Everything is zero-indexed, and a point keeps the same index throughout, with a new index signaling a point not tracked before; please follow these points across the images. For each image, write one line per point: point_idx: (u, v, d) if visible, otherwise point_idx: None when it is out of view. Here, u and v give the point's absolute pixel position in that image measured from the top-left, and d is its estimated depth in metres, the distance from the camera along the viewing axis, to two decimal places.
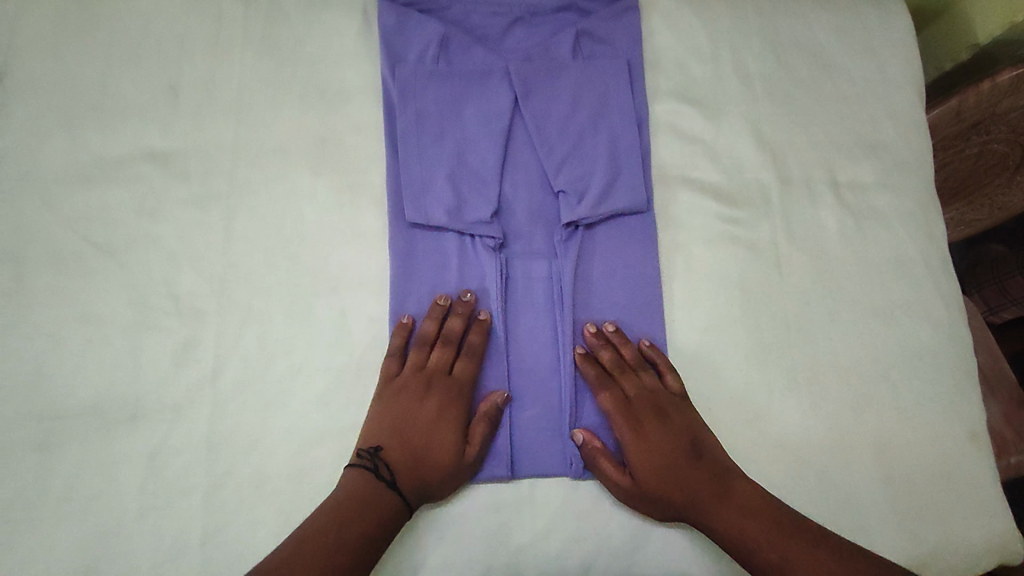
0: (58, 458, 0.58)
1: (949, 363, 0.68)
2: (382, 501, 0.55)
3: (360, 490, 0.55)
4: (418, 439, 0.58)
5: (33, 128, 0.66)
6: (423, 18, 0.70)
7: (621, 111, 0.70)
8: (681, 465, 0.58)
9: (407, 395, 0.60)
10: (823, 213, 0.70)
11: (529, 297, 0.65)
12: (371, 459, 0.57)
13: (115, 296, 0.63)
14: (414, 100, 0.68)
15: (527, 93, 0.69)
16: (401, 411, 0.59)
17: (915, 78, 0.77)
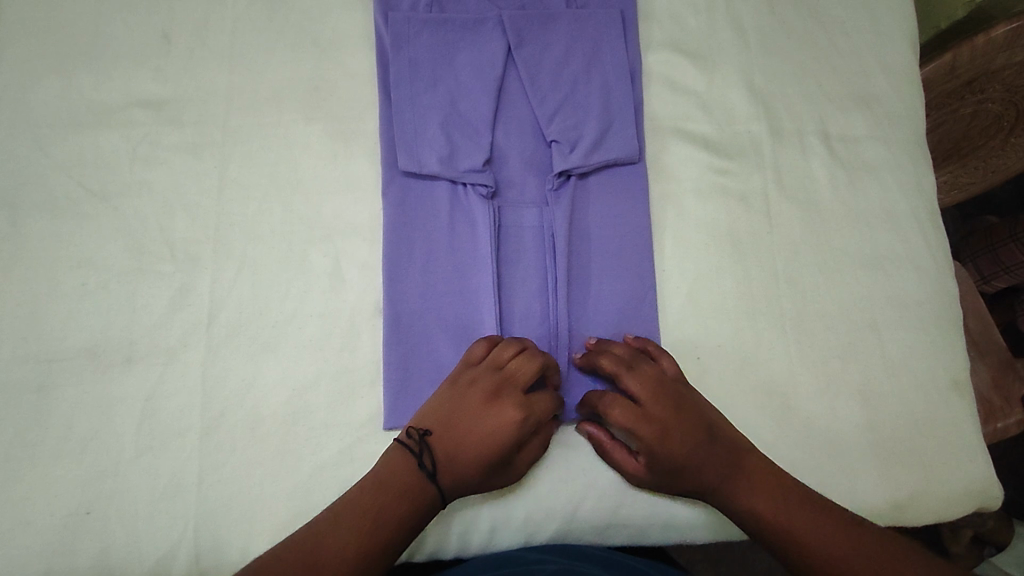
0: (55, 397, 0.59)
1: (935, 313, 0.69)
2: (414, 493, 0.52)
3: (396, 477, 0.53)
4: (470, 442, 0.55)
5: (28, 76, 0.67)
6: None
7: (615, 61, 0.70)
8: (702, 456, 0.56)
9: (473, 396, 0.56)
10: (814, 164, 0.71)
11: (520, 248, 0.66)
12: (418, 442, 0.55)
13: (109, 242, 0.63)
14: (407, 46, 0.68)
15: (520, 41, 0.69)
16: (461, 413, 0.56)
17: (909, 31, 0.77)
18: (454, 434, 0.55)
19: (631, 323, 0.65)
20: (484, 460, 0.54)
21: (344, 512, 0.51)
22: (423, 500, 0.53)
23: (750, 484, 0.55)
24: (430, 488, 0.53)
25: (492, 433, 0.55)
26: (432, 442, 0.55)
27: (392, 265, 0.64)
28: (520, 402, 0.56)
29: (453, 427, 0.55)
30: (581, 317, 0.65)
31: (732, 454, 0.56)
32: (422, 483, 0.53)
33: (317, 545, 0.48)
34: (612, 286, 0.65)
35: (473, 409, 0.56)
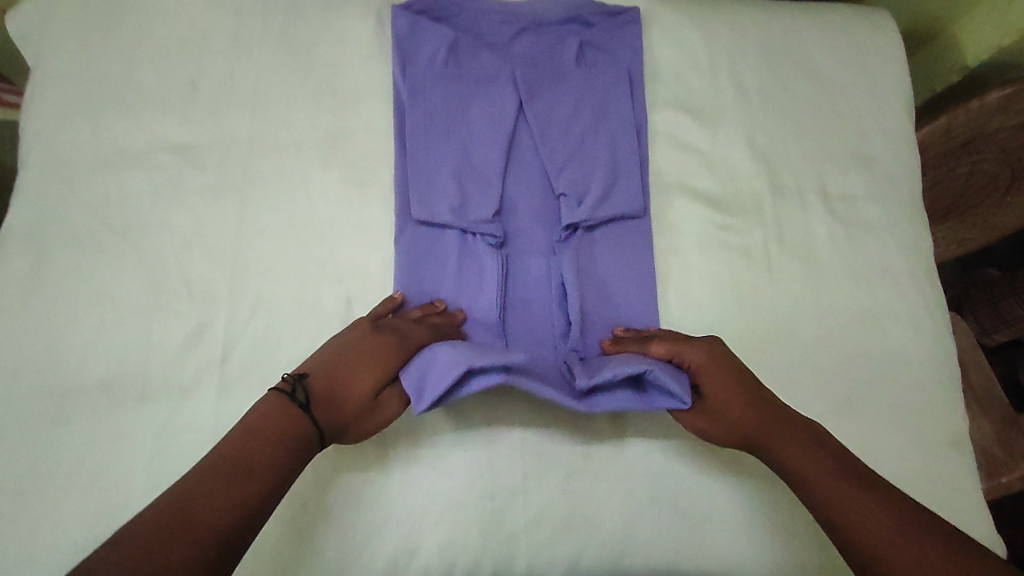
0: (68, 430, 0.60)
1: (933, 369, 0.70)
2: (293, 420, 0.50)
3: (272, 413, 0.50)
4: (344, 365, 0.55)
5: (62, 120, 0.71)
6: (434, 25, 0.73)
7: (622, 119, 0.72)
8: (739, 402, 0.56)
9: (352, 334, 0.58)
10: (814, 221, 0.73)
11: (529, 293, 0.68)
12: (291, 383, 0.52)
13: (130, 279, 0.65)
14: (423, 100, 0.71)
15: (531, 99, 0.72)
16: (339, 347, 0.56)
17: (905, 95, 0.80)
18: (329, 363, 0.55)
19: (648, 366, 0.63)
20: (364, 382, 0.55)
21: (239, 440, 0.48)
22: (304, 436, 0.50)
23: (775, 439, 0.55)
24: (307, 422, 0.51)
25: (375, 355, 0.56)
26: (307, 382, 0.53)
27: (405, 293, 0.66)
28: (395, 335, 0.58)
29: (334, 360, 0.55)
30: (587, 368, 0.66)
31: (759, 410, 0.56)
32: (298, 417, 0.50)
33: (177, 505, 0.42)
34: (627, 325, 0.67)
35: (349, 342, 0.57)
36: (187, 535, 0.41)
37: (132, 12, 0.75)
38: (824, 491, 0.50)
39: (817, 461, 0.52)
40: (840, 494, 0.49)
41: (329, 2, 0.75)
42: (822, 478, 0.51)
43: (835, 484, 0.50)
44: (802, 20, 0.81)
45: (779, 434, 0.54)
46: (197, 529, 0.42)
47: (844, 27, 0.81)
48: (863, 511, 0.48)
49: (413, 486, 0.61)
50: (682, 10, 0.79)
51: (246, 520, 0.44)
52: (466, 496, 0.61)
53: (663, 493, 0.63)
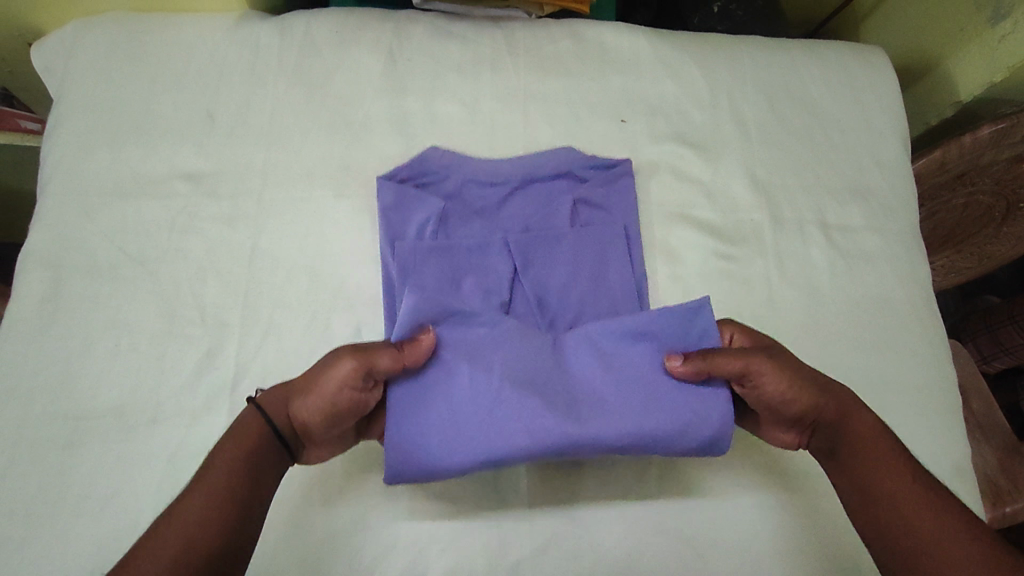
0: (80, 454, 0.61)
1: (935, 398, 0.71)
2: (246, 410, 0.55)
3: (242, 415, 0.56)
4: None
5: (83, 150, 0.73)
6: (423, 196, 0.71)
7: (620, 285, 0.69)
8: (828, 384, 0.58)
9: None
10: (814, 252, 0.75)
11: (548, 389, 0.57)
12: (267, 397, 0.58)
13: (144, 305, 0.67)
14: (413, 276, 0.66)
15: (527, 264, 0.69)
16: None
17: (900, 130, 0.82)
18: None
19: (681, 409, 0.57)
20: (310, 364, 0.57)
21: (225, 447, 0.51)
22: (251, 412, 0.54)
23: (854, 439, 0.55)
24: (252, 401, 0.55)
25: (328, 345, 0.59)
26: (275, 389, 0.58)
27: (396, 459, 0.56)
28: None
29: None
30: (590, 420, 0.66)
31: (836, 409, 0.57)
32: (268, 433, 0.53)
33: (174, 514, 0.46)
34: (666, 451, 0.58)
35: None
36: (167, 551, 0.44)
37: (153, 46, 0.77)
38: (892, 497, 0.51)
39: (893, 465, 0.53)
40: (907, 503, 0.50)
41: (343, 38, 0.78)
42: (898, 485, 0.51)
43: (906, 493, 0.51)
44: (799, 57, 0.83)
45: (858, 434, 0.55)
46: (181, 541, 0.45)
47: (841, 63, 0.84)
48: (923, 520, 0.49)
49: (420, 513, 0.61)
50: (683, 48, 0.82)
51: (230, 528, 0.47)
52: (473, 523, 0.61)
53: (669, 521, 0.63)
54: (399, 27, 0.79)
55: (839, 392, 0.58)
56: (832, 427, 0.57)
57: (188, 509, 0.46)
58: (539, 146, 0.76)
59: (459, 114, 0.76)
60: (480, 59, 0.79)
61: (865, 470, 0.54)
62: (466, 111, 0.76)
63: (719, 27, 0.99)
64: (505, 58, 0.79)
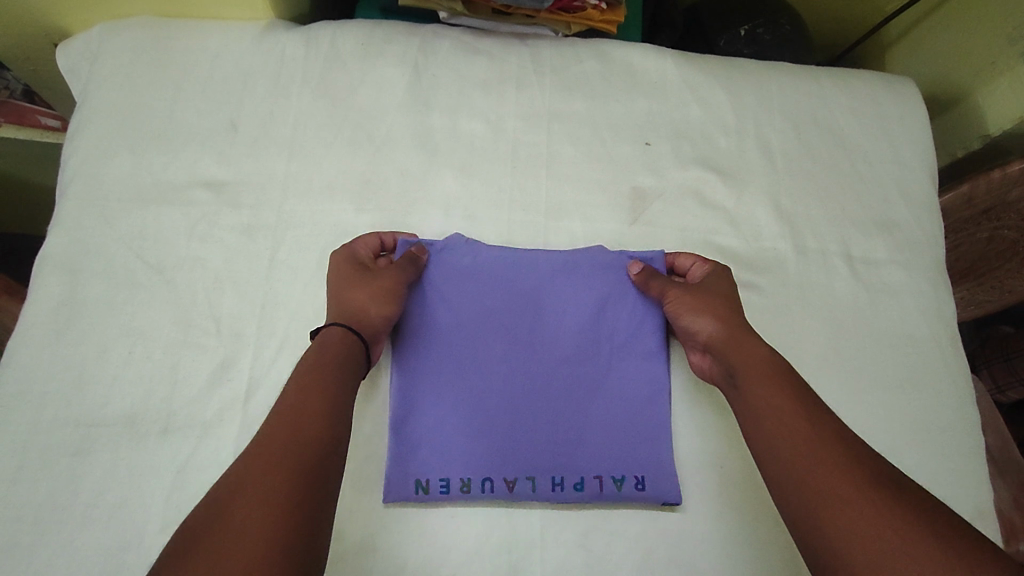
0: (90, 462, 0.61)
1: (956, 439, 0.70)
2: (332, 338, 0.60)
3: (322, 346, 0.59)
4: (342, 294, 0.64)
5: (106, 154, 0.73)
6: (441, 262, 0.69)
7: (638, 381, 0.67)
8: (744, 328, 0.63)
9: (342, 266, 0.66)
10: (837, 284, 0.73)
11: (521, 425, 0.64)
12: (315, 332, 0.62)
13: (160, 312, 0.66)
14: (421, 340, 0.66)
15: (537, 346, 0.67)
16: (336, 280, 0.65)
17: (927, 162, 0.81)
18: (335, 298, 0.64)
19: (642, 407, 0.66)
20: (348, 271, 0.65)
21: (331, 365, 0.57)
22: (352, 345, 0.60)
23: (744, 368, 0.59)
24: (333, 328, 0.61)
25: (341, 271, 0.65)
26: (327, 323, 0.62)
27: (398, 469, 0.62)
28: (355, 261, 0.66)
29: (339, 293, 0.64)
30: (596, 455, 0.64)
31: (735, 334, 0.62)
32: (323, 418, 0.53)
33: (285, 416, 0.53)
34: (640, 494, 0.63)
35: (341, 275, 0.65)
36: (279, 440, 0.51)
37: (180, 52, 0.77)
38: (791, 442, 0.53)
39: (810, 438, 0.52)
40: (808, 460, 0.51)
41: (368, 51, 0.78)
42: (784, 444, 0.53)
43: (807, 448, 0.52)
44: (828, 85, 0.83)
45: (758, 365, 0.59)
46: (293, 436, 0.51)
47: (870, 93, 0.83)
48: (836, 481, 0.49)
49: (428, 537, 0.60)
50: (710, 72, 0.81)
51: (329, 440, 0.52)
52: (484, 549, 0.60)
53: (681, 556, 0.61)
54: (425, 42, 0.79)
55: (741, 326, 0.63)
56: (726, 357, 0.61)
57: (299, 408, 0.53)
58: (561, 167, 0.75)
59: (482, 131, 0.76)
60: (506, 77, 0.78)
61: (762, 409, 0.56)
62: (490, 129, 0.76)
63: (745, 51, 0.98)
64: (531, 77, 0.79)
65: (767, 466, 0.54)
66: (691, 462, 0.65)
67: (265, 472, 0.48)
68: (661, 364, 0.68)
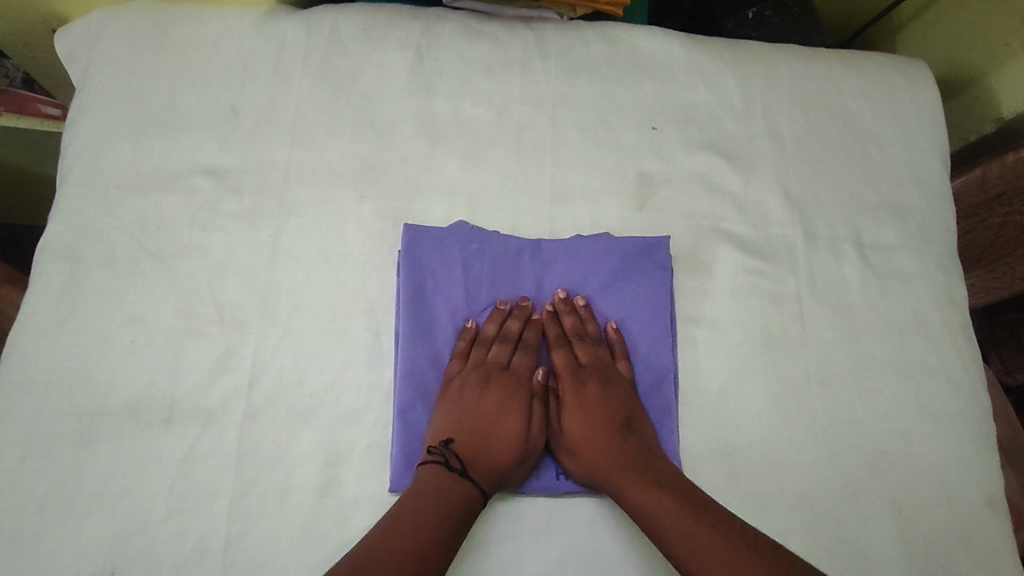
0: (93, 451, 0.60)
1: (967, 426, 0.69)
2: (460, 487, 0.58)
3: (435, 483, 0.58)
4: (479, 430, 0.62)
5: (106, 141, 0.72)
6: (445, 249, 0.68)
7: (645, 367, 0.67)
8: (607, 372, 0.66)
9: (468, 391, 0.64)
10: (847, 270, 0.72)
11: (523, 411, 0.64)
12: (442, 453, 0.60)
13: (162, 301, 0.66)
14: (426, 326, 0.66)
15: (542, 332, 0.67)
16: (466, 405, 0.63)
17: (939, 146, 0.80)
18: (466, 430, 0.62)
19: (646, 399, 0.66)
20: (506, 429, 0.63)
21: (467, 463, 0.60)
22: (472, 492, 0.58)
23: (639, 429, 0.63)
24: (467, 485, 0.58)
25: (501, 407, 0.64)
26: (453, 448, 0.61)
27: (401, 453, 0.61)
28: (506, 377, 0.66)
29: (473, 430, 0.62)
30: None
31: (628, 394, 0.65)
32: (460, 484, 0.58)
33: (430, 490, 0.57)
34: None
35: (470, 397, 0.64)
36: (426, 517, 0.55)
37: (179, 38, 0.76)
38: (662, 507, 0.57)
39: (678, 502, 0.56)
40: (692, 526, 0.55)
41: (370, 35, 0.77)
42: (669, 514, 0.56)
43: (684, 513, 0.56)
44: (838, 68, 0.81)
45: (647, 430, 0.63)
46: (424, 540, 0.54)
47: (881, 75, 0.82)
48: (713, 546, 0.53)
49: None
50: (719, 55, 0.80)
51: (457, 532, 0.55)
52: (489, 538, 0.60)
53: None
54: (428, 25, 0.78)
55: (609, 376, 0.66)
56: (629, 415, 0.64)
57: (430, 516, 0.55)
58: (567, 152, 0.74)
59: (486, 117, 0.75)
60: (510, 61, 0.77)
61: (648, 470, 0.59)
62: (494, 114, 0.75)
63: (753, 34, 0.97)
64: (535, 61, 0.77)
65: (651, 526, 0.57)
66: (698, 451, 0.65)
67: (412, 533, 0.54)
68: (668, 348, 0.67)
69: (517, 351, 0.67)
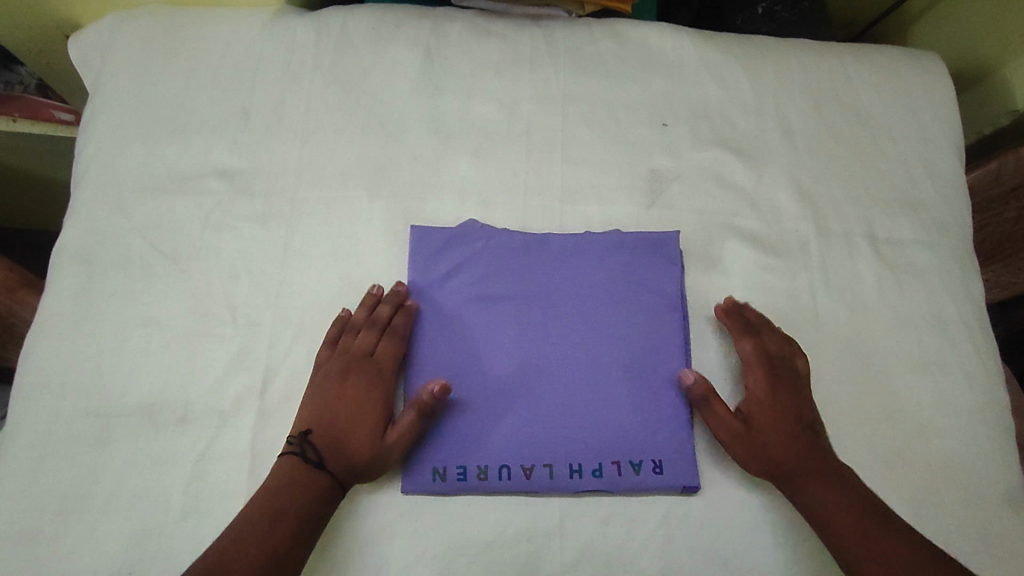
0: (110, 452, 0.61)
1: (985, 422, 0.68)
2: (309, 479, 0.59)
3: (284, 475, 0.59)
4: (340, 424, 0.62)
5: (118, 145, 0.73)
6: (450, 250, 0.69)
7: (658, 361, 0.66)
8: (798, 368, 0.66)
9: (327, 384, 0.63)
10: (861, 266, 0.72)
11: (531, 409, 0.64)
12: (298, 444, 0.61)
13: (176, 303, 0.66)
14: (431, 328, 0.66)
15: (548, 329, 0.66)
16: (326, 400, 0.63)
17: (954, 139, 0.79)
18: (328, 423, 0.62)
19: (661, 395, 0.65)
20: (371, 421, 0.62)
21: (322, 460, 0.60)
22: (322, 484, 0.59)
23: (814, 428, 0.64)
24: (319, 476, 0.59)
25: (365, 401, 0.63)
26: (311, 440, 0.61)
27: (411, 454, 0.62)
28: (369, 370, 0.64)
29: (328, 420, 0.62)
30: (615, 439, 0.63)
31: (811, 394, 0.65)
32: (314, 476, 0.59)
33: (291, 480, 0.59)
34: (659, 478, 0.62)
35: (331, 394, 0.63)
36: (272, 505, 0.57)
37: (190, 41, 0.77)
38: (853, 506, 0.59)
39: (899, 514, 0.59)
40: (878, 527, 0.58)
41: (379, 35, 0.77)
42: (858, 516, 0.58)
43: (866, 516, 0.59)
44: (850, 62, 0.80)
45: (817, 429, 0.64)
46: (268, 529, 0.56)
47: (893, 68, 0.81)
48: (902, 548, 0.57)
49: (445, 524, 0.60)
50: (728, 50, 0.79)
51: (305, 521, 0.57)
52: (502, 537, 0.60)
53: (704, 541, 0.60)
54: (437, 24, 0.78)
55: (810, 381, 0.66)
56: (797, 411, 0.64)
57: (274, 506, 0.57)
58: (577, 149, 0.74)
59: (495, 115, 0.75)
60: (519, 59, 0.77)
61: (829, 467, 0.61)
62: (504, 113, 0.75)
63: (763, 29, 0.96)
64: (544, 59, 0.77)
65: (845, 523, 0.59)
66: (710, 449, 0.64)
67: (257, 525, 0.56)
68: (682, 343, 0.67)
69: (380, 339, 0.65)
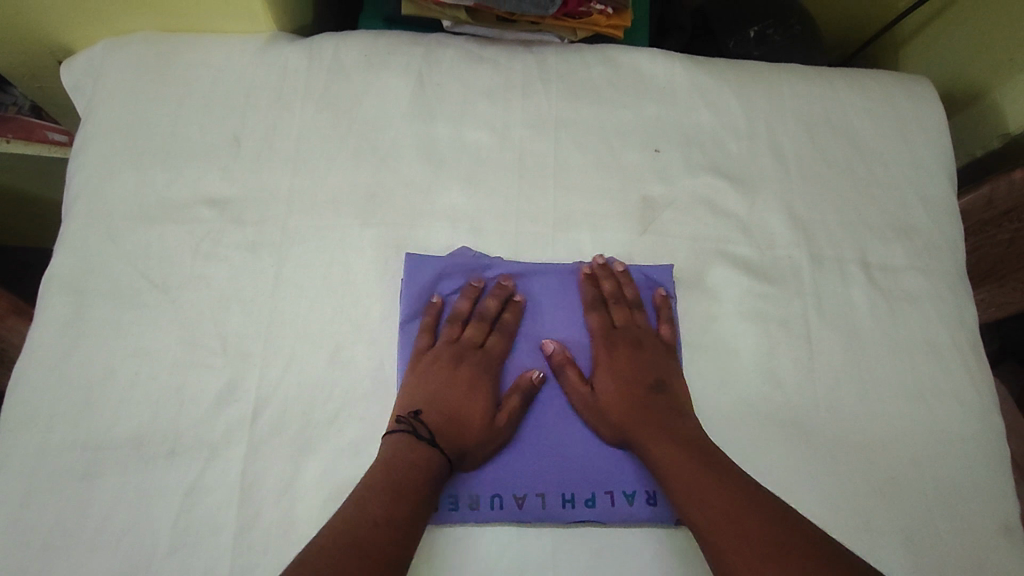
0: (98, 485, 0.60)
1: (980, 450, 0.67)
2: (427, 461, 0.59)
3: (402, 454, 0.59)
4: (452, 407, 0.64)
5: (109, 173, 0.72)
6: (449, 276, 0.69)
7: None
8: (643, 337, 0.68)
9: (438, 369, 0.66)
10: (854, 292, 0.72)
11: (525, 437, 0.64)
12: (410, 423, 0.62)
13: (165, 333, 0.66)
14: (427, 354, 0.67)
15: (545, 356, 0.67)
16: (434, 386, 0.65)
17: (946, 163, 0.79)
18: (435, 404, 0.64)
19: None
20: (473, 407, 0.64)
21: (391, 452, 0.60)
22: (431, 465, 0.60)
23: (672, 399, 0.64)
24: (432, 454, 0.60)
25: (468, 387, 0.65)
26: (423, 419, 0.62)
27: None
28: (478, 358, 0.67)
29: (456, 407, 0.64)
30: (608, 469, 0.63)
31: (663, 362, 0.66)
32: (425, 452, 0.60)
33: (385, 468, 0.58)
34: (650, 511, 0.62)
35: (443, 378, 0.65)
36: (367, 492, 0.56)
37: (183, 68, 0.77)
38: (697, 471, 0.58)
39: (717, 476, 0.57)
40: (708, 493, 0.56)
41: (371, 61, 0.77)
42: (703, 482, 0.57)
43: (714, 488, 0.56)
44: (841, 87, 0.81)
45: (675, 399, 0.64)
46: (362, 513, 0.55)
47: (884, 93, 0.81)
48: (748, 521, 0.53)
49: (436, 558, 0.59)
50: (720, 75, 0.79)
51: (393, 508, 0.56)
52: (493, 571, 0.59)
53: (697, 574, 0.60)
54: (429, 50, 0.78)
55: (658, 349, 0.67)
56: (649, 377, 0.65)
57: (371, 493, 0.56)
58: (570, 175, 0.74)
59: (488, 141, 0.75)
60: (511, 85, 0.77)
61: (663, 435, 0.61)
62: (496, 139, 0.75)
63: (755, 52, 0.96)
64: (537, 85, 0.77)
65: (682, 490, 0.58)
66: None
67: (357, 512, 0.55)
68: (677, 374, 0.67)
69: (493, 332, 0.68)
